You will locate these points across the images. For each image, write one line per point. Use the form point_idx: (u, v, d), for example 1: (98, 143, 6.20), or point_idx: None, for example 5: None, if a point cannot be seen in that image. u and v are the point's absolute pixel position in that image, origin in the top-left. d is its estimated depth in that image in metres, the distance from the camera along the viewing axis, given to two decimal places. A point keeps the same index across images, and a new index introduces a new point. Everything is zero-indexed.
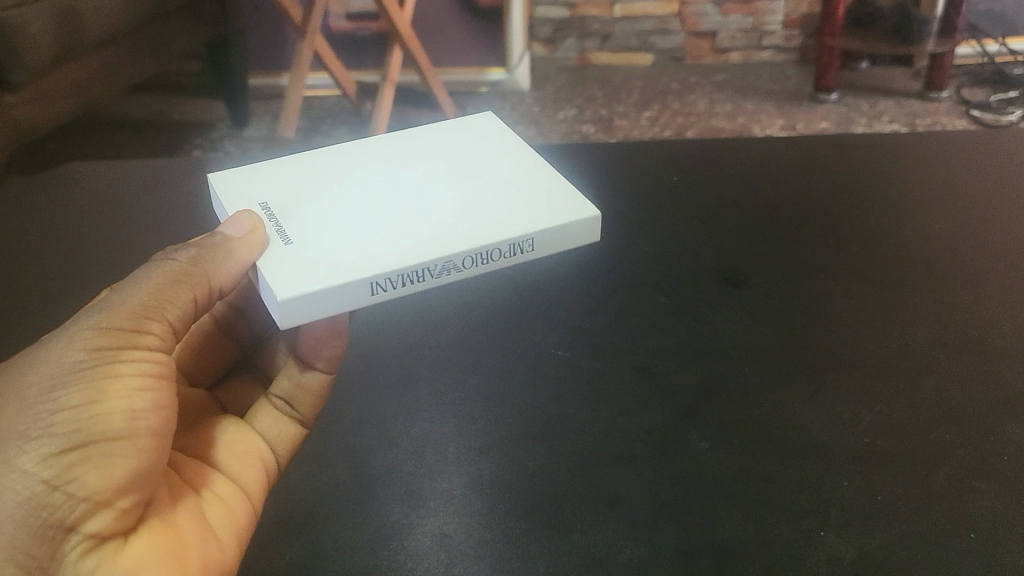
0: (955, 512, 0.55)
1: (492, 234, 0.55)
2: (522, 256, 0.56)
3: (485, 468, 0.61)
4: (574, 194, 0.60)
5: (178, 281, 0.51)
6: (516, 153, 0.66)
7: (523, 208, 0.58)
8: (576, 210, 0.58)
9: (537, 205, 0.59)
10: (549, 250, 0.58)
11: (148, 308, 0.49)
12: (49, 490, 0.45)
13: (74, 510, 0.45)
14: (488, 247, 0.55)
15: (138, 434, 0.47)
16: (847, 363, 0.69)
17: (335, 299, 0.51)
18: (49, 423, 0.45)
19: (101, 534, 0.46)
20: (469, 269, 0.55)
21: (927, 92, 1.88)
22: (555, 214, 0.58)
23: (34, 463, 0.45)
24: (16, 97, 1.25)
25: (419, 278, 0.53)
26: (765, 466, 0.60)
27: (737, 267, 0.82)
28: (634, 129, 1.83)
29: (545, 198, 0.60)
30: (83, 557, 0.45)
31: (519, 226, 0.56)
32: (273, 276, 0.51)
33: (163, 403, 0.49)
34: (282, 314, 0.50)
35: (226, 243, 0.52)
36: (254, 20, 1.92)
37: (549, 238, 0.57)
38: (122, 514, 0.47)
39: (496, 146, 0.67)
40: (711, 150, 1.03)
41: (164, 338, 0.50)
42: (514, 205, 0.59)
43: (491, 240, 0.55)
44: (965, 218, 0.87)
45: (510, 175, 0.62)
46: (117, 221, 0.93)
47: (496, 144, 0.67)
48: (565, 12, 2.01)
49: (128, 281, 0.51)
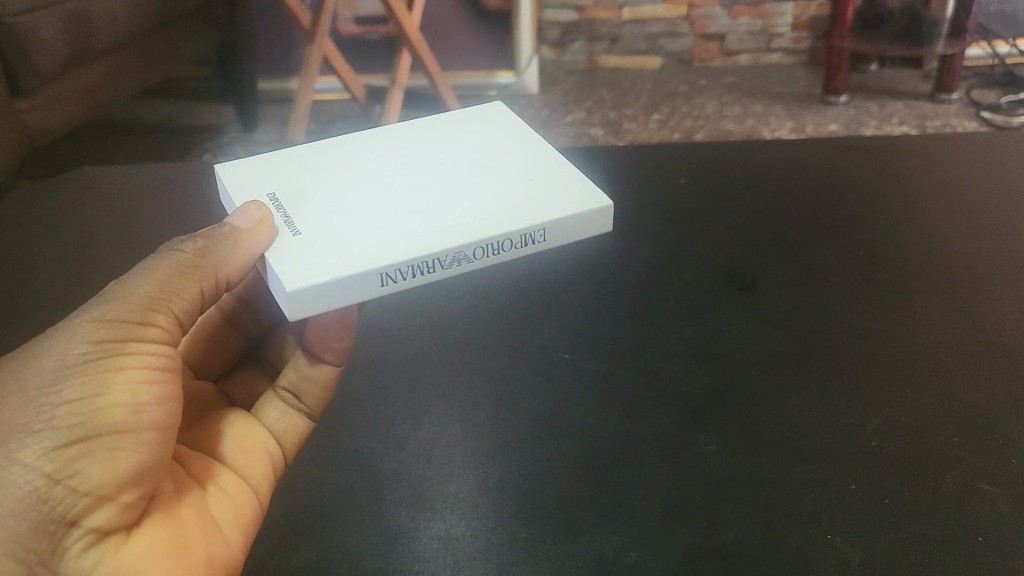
0: (962, 515, 0.55)
1: (503, 224, 0.55)
2: (533, 247, 0.56)
3: (493, 471, 0.61)
4: (586, 183, 0.60)
5: (184, 273, 0.51)
6: (527, 144, 0.66)
7: (534, 198, 0.58)
8: (588, 201, 0.58)
9: (548, 195, 0.59)
10: (561, 239, 0.58)
11: (153, 301, 0.49)
12: (50, 484, 0.45)
13: (76, 505, 0.45)
14: (500, 238, 0.55)
15: (140, 428, 0.47)
16: (855, 366, 0.68)
17: (345, 290, 0.51)
18: (50, 416, 0.45)
19: (103, 529, 0.46)
20: (479, 260, 0.55)
21: (936, 94, 1.87)
22: (567, 203, 0.58)
23: (35, 457, 0.45)
24: (26, 102, 1.26)
25: (429, 268, 0.53)
26: (771, 466, 0.59)
27: (744, 268, 0.81)
28: (643, 132, 1.82)
29: (557, 187, 0.60)
30: (84, 552, 0.45)
31: (531, 216, 0.56)
32: (280, 268, 0.51)
33: (168, 397, 0.49)
34: (290, 306, 0.50)
35: (234, 234, 0.52)
36: (263, 24, 1.93)
37: (562, 229, 0.57)
38: (124, 509, 0.47)
39: (506, 137, 0.67)
40: (718, 154, 1.02)
41: (169, 330, 0.50)
42: (525, 195, 0.59)
43: (502, 230, 0.55)
44: (974, 222, 0.86)
45: (521, 166, 0.62)
46: (125, 225, 0.94)
47: (507, 134, 0.67)
48: (573, 15, 2.02)
49: (133, 273, 0.51)
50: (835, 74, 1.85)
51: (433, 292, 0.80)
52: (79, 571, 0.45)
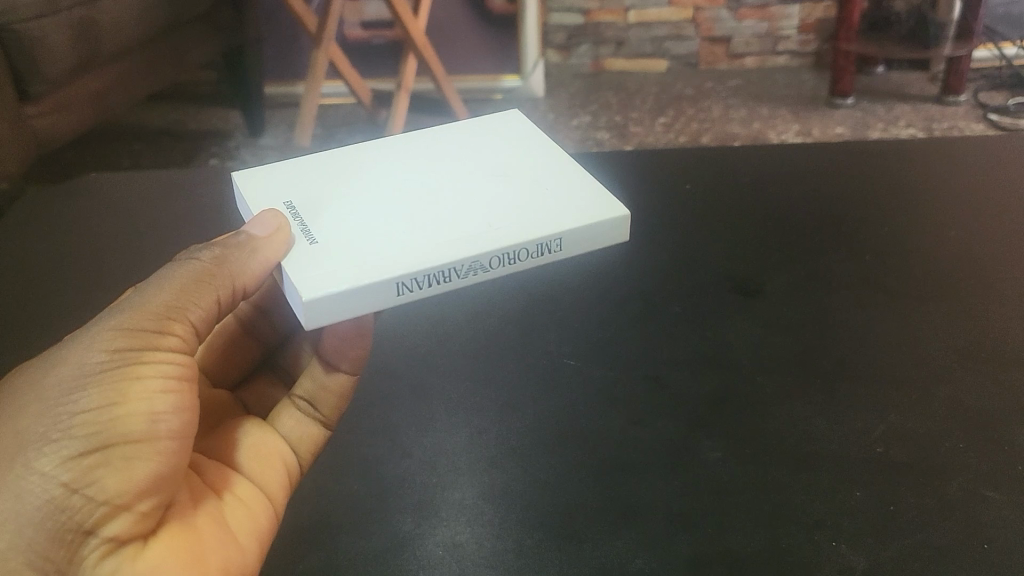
0: (970, 522, 0.55)
1: (520, 234, 0.55)
2: (550, 256, 0.56)
3: (500, 477, 0.61)
4: (601, 190, 0.60)
5: (200, 281, 0.51)
6: (542, 152, 0.66)
7: (550, 207, 0.59)
8: (605, 209, 0.58)
9: (564, 203, 0.59)
10: (578, 247, 0.58)
11: (170, 310, 0.50)
12: (68, 493, 0.45)
13: (92, 514, 0.45)
14: (516, 247, 0.55)
15: (157, 437, 0.48)
16: (861, 373, 0.68)
17: (361, 299, 0.51)
18: (68, 425, 0.46)
19: (120, 538, 0.46)
20: (496, 269, 0.55)
21: (944, 96, 1.86)
22: (584, 211, 0.58)
23: (52, 466, 0.45)
24: (36, 108, 1.28)
25: (445, 278, 0.54)
26: (780, 474, 0.59)
27: (751, 274, 0.81)
28: (649, 136, 1.82)
29: (573, 197, 0.60)
30: (101, 560, 0.46)
31: (548, 225, 0.56)
32: (297, 277, 0.51)
33: (185, 405, 0.49)
34: (307, 315, 0.50)
35: (250, 243, 0.52)
36: (270, 29, 1.94)
37: (579, 238, 0.57)
38: (140, 518, 0.47)
39: (521, 144, 0.67)
40: (723, 158, 1.02)
41: (186, 339, 0.50)
42: (540, 204, 0.59)
43: (519, 239, 0.55)
44: (983, 226, 0.86)
45: (535, 174, 0.63)
46: (135, 231, 0.94)
47: (523, 142, 0.68)
48: (580, 18, 2.02)
49: (152, 281, 0.52)
50: (841, 77, 1.85)
51: (440, 298, 0.81)
52: None
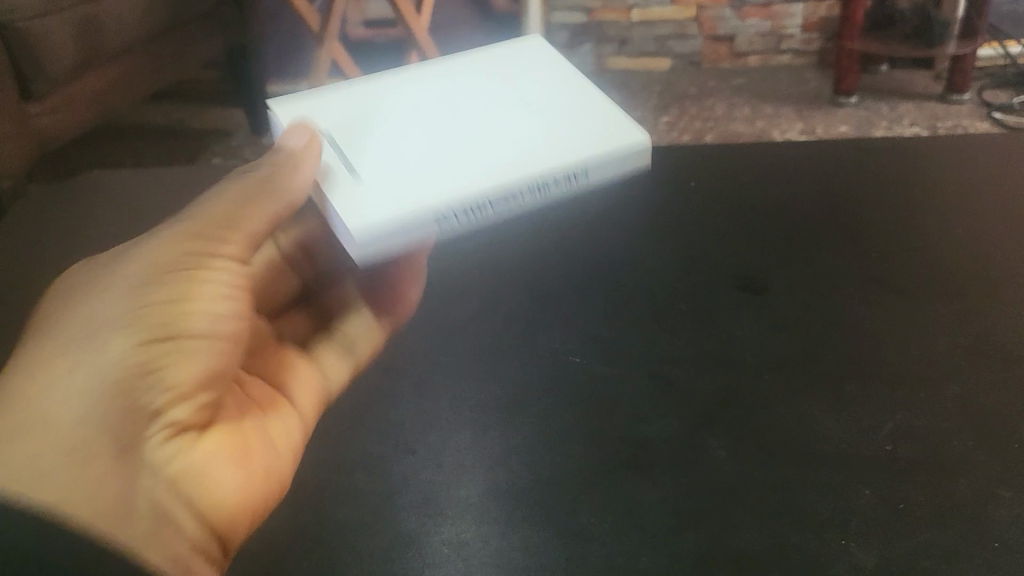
0: (981, 520, 0.55)
1: (544, 158, 0.44)
2: (580, 187, 0.45)
3: (504, 475, 0.61)
4: (619, 115, 0.48)
5: (258, 183, 0.44)
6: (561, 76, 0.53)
7: (577, 127, 0.47)
8: (624, 137, 0.46)
9: (580, 126, 0.47)
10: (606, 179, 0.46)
11: (230, 210, 0.43)
12: (139, 366, 0.40)
13: (159, 396, 0.40)
14: (545, 174, 0.44)
15: (217, 334, 0.42)
16: (868, 371, 0.68)
17: (404, 233, 0.41)
18: (130, 312, 0.40)
19: (184, 423, 0.41)
20: (526, 203, 0.44)
21: (948, 95, 1.85)
22: (600, 136, 0.46)
23: (119, 343, 0.40)
24: (39, 107, 1.28)
25: (484, 212, 0.43)
26: (786, 472, 0.59)
27: (755, 272, 0.81)
28: (653, 134, 1.82)
29: (596, 120, 0.47)
30: (165, 444, 0.41)
31: (568, 150, 0.45)
32: (335, 201, 0.42)
33: (242, 309, 0.44)
34: (355, 245, 0.40)
35: (298, 148, 0.44)
36: (272, 27, 1.94)
37: (606, 164, 0.45)
38: (200, 407, 0.42)
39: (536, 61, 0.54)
40: (727, 155, 1.02)
41: (245, 247, 0.44)
42: (562, 124, 0.47)
43: (544, 164, 0.44)
44: (989, 223, 0.85)
45: (547, 95, 0.50)
46: (137, 229, 0.94)
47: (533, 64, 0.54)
48: (583, 17, 2.02)
49: (202, 193, 0.45)
50: (845, 75, 1.84)
51: (442, 296, 0.80)
52: (160, 462, 0.40)
